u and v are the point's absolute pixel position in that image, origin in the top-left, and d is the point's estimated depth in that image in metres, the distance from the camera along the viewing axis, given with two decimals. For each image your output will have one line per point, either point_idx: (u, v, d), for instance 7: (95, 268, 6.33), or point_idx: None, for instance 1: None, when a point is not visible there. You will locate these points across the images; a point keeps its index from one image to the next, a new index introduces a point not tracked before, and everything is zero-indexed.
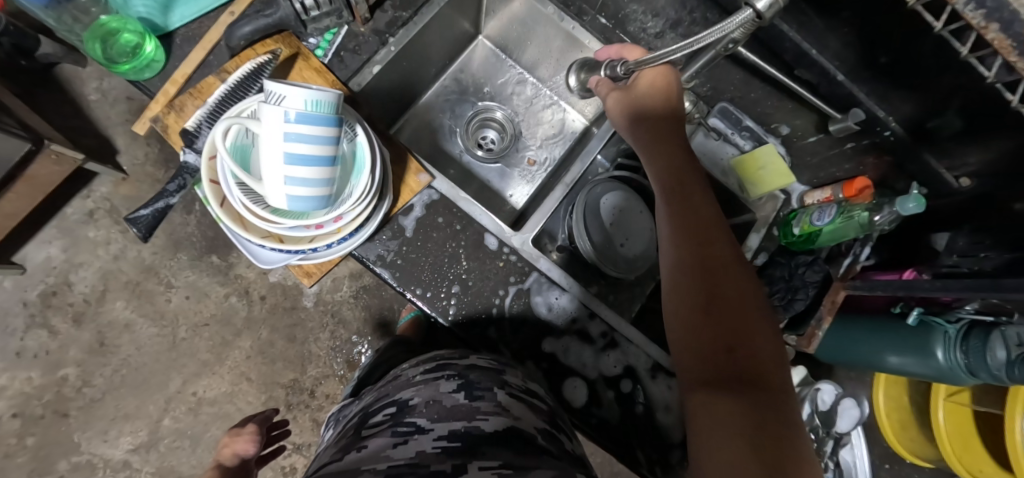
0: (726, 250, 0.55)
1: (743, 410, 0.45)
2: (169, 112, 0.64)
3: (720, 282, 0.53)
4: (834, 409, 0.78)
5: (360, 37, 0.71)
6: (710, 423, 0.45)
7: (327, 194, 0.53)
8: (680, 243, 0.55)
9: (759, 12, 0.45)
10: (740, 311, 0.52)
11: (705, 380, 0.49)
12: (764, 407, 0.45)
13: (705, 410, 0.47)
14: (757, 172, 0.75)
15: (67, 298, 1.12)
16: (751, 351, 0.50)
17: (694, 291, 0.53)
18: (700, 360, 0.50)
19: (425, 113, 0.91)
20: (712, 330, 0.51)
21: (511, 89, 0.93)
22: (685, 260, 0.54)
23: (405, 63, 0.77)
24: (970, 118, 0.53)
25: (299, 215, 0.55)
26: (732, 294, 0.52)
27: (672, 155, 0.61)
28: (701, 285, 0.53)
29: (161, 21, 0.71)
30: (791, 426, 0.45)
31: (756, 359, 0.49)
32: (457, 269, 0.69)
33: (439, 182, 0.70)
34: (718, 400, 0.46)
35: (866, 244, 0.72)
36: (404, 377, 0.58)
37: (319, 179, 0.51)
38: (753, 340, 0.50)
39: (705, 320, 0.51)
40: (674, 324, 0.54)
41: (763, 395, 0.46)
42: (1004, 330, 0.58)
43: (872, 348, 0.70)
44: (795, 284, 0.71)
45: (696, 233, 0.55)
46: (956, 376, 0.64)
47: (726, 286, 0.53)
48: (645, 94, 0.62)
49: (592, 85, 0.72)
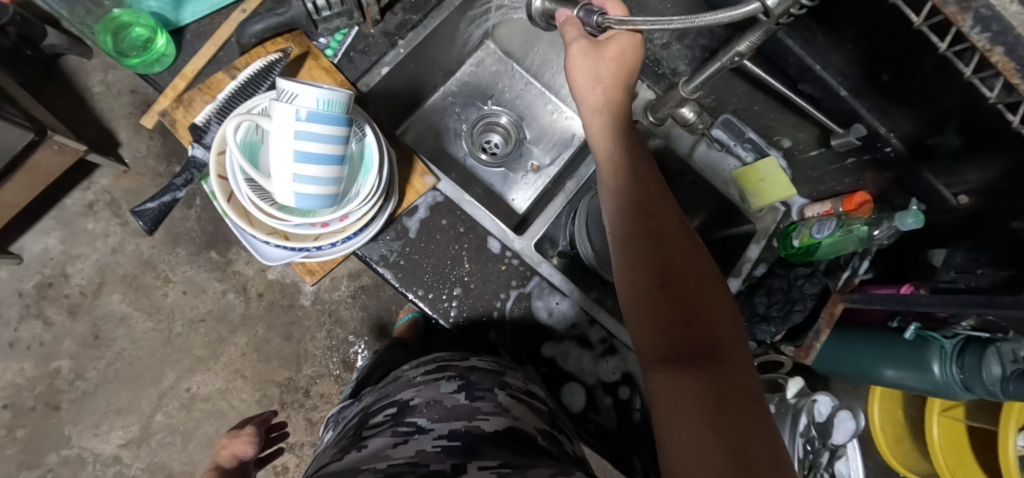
0: (676, 224, 0.52)
1: (704, 386, 0.43)
2: (177, 107, 0.64)
3: (672, 256, 0.50)
4: (830, 421, 0.77)
5: (370, 38, 0.71)
6: (673, 407, 0.43)
7: (336, 192, 0.54)
8: (632, 219, 0.52)
9: (768, 7, 0.44)
10: (696, 287, 0.49)
11: (666, 359, 0.46)
12: (725, 382, 0.43)
13: (666, 389, 0.44)
14: (758, 184, 0.76)
15: (63, 290, 1.11)
16: (711, 326, 0.47)
17: (647, 265, 0.50)
18: (660, 338, 0.48)
19: (430, 115, 0.91)
20: (672, 306, 0.48)
21: (517, 95, 0.94)
22: (634, 236, 0.52)
23: (413, 66, 0.77)
24: (969, 137, 0.54)
25: (306, 213, 0.56)
26: (685, 265, 0.50)
27: (623, 127, 0.56)
28: (652, 259, 0.50)
29: (173, 16, 0.72)
30: (752, 398, 0.43)
31: (715, 333, 0.47)
32: (459, 272, 0.69)
33: (444, 184, 0.70)
34: (677, 377, 0.44)
35: (864, 257, 0.72)
36: (406, 378, 0.58)
37: (327, 178, 0.51)
38: (710, 312, 0.48)
39: (662, 299, 0.49)
40: (629, 301, 0.51)
41: (722, 368, 0.44)
42: (999, 347, 0.59)
43: (867, 360, 0.71)
44: (793, 295, 0.72)
45: (647, 209, 0.52)
46: (951, 391, 0.64)
47: (679, 259, 0.50)
48: (611, 61, 0.56)
49: (558, 16, 0.62)
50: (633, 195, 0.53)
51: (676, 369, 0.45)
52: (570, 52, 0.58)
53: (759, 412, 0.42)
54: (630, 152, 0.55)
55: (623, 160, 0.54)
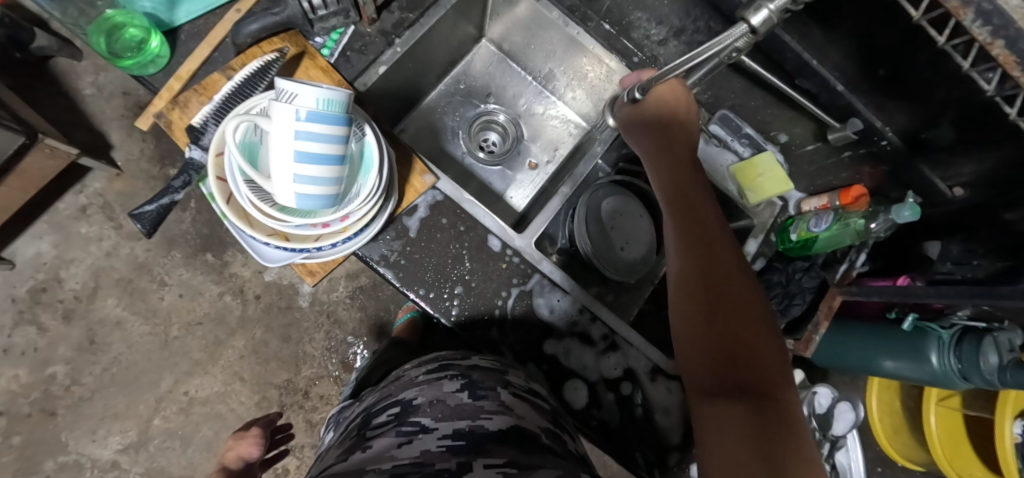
0: (730, 263, 0.54)
1: (748, 419, 0.44)
2: (173, 108, 0.63)
3: (726, 293, 0.52)
4: (831, 412, 0.79)
5: (367, 37, 0.71)
6: (716, 433, 0.45)
7: (336, 193, 0.53)
8: (686, 258, 0.55)
9: (754, 26, 0.46)
10: (747, 323, 0.51)
11: (712, 390, 0.48)
12: (769, 417, 0.44)
13: (712, 419, 0.46)
14: (756, 179, 0.77)
15: (57, 295, 1.10)
16: (758, 364, 0.49)
17: (698, 300, 0.52)
18: (707, 369, 0.49)
19: (428, 115, 0.91)
20: (720, 340, 0.50)
21: (513, 93, 0.94)
22: (690, 274, 0.54)
23: (410, 65, 0.77)
24: (963, 131, 0.55)
25: (309, 213, 0.54)
26: (737, 302, 0.52)
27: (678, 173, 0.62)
28: (706, 291, 0.52)
29: (166, 16, 0.71)
30: (796, 431, 0.44)
31: (762, 368, 0.49)
32: (460, 270, 0.69)
33: (444, 183, 0.70)
34: (723, 409, 0.46)
35: (863, 250, 0.73)
36: (408, 378, 0.58)
37: (326, 178, 0.51)
38: (759, 348, 0.50)
39: (714, 333, 0.50)
40: (679, 327, 0.53)
41: (768, 404, 0.46)
42: (995, 336, 0.58)
43: (868, 352, 0.68)
44: (792, 289, 0.73)
45: (702, 247, 0.55)
46: (949, 381, 0.62)
47: (731, 294, 0.53)
48: (655, 111, 0.63)
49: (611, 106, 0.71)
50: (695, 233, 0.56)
51: (721, 401, 0.46)
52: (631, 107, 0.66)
53: (805, 450, 0.43)
54: (685, 196, 0.59)
55: (680, 200, 0.59)
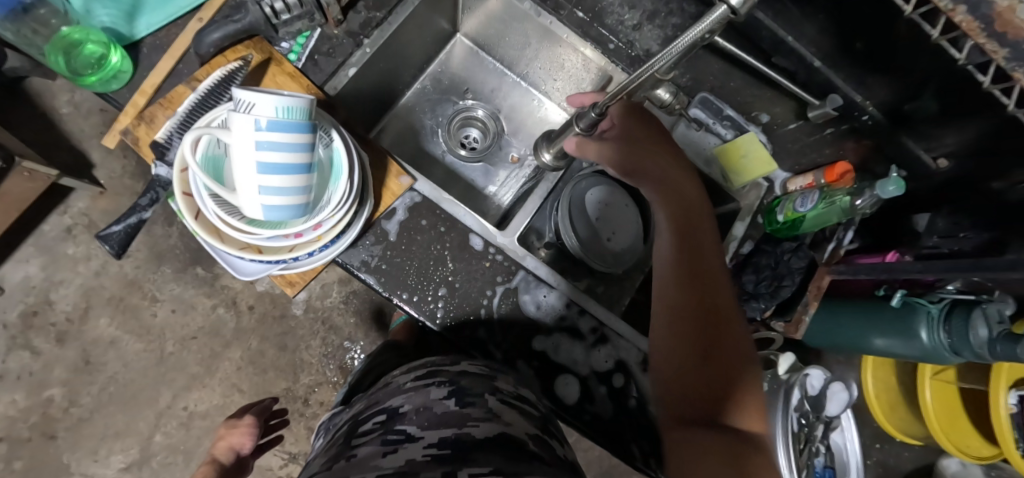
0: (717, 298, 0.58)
1: (729, 449, 0.49)
2: (139, 124, 0.62)
3: (715, 325, 0.57)
4: (823, 393, 0.76)
5: (334, 39, 0.69)
6: (697, 461, 0.49)
7: (305, 203, 0.52)
8: (680, 292, 0.58)
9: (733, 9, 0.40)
10: (731, 356, 0.55)
11: (695, 420, 0.52)
12: (745, 449, 0.49)
13: (692, 449, 0.50)
14: (740, 161, 0.77)
15: (49, 318, 1.10)
16: (740, 395, 0.54)
17: (690, 333, 0.56)
18: (692, 399, 0.54)
19: (406, 115, 0.90)
20: (707, 373, 0.54)
21: (491, 87, 0.93)
22: (681, 307, 0.58)
23: (382, 65, 0.76)
24: (945, 101, 0.54)
25: (275, 224, 0.52)
26: (724, 335, 0.56)
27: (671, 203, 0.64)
28: (693, 324, 0.56)
29: (126, 30, 0.70)
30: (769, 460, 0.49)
31: (742, 399, 0.53)
32: (443, 271, 0.68)
33: (421, 184, 0.69)
34: (705, 438, 0.50)
35: (850, 228, 0.72)
36: (396, 385, 0.58)
37: (291, 188, 0.49)
38: (741, 381, 0.54)
39: (703, 366, 0.55)
40: (666, 360, 0.57)
41: (746, 437, 0.51)
42: (984, 308, 0.56)
43: (858, 331, 0.67)
44: (780, 272, 0.74)
45: (694, 282, 0.59)
46: (940, 356, 0.61)
47: (717, 326, 0.57)
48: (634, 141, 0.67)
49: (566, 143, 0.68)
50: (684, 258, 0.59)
51: (701, 430, 0.51)
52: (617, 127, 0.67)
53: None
54: (681, 227, 0.62)
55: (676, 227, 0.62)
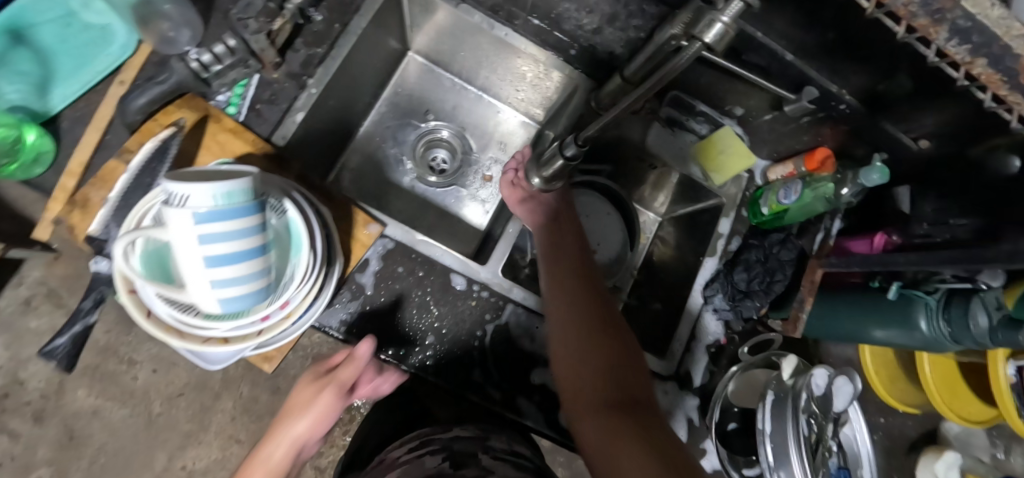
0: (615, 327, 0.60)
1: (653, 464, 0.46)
2: (72, 210, 0.56)
3: (613, 358, 0.57)
4: (830, 391, 0.63)
5: (275, 84, 0.63)
6: None
7: (267, 285, 0.47)
8: (579, 330, 0.59)
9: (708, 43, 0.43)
10: (633, 383, 0.56)
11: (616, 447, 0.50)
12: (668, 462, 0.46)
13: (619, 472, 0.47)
14: (718, 157, 0.76)
15: (20, 398, 1.02)
16: (652, 417, 0.53)
17: (594, 364, 0.57)
18: (611, 427, 0.52)
19: (367, 144, 0.85)
20: (618, 404, 0.54)
21: (452, 104, 0.89)
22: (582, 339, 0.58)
23: (333, 102, 0.71)
24: (922, 83, 0.51)
25: (231, 316, 0.47)
26: (625, 366, 0.57)
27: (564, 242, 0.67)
28: (596, 356, 0.57)
29: (40, 105, 0.65)
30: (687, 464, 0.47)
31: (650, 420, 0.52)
32: (428, 318, 0.65)
33: (392, 229, 0.65)
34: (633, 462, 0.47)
35: (836, 216, 0.70)
36: (390, 460, 0.57)
37: (244, 276, 0.44)
38: (648, 408, 0.54)
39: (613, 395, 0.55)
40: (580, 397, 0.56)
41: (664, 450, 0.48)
42: (982, 295, 0.54)
43: (854, 324, 0.64)
44: (771, 266, 0.71)
45: (590, 317, 0.60)
46: (941, 346, 0.58)
47: (619, 356, 0.58)
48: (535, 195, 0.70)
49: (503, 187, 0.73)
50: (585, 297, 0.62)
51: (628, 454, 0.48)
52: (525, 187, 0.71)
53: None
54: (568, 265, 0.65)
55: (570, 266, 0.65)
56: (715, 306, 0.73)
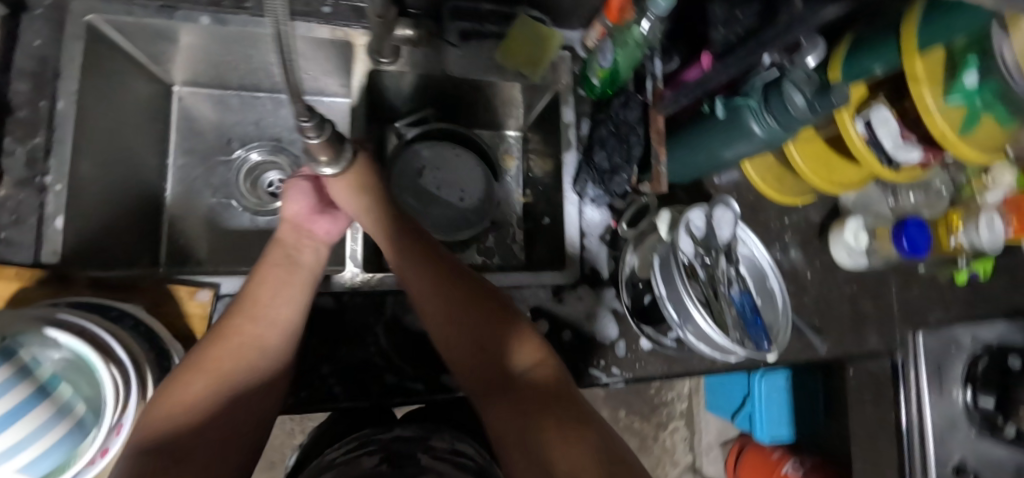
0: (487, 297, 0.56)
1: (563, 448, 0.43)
2: None
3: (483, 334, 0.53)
4: (711, 228, 0.62)
5: (12, 200, 0.56)
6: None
7: (75, 424, 0.44)
8: (443, 318, 0.54)
9: None
10: (509, 352, 0.52)
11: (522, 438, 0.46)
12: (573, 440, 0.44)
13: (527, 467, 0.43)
14: (525, 51, 0.70)
15: None
16: (544, 388, 0.49)
17: (469, 348, 0.53)
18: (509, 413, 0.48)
19: (184, 203, 0.76)
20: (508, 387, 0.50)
21: (255, 120, 0.80)
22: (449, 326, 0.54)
23: (99, 182, 0.62)
24: None
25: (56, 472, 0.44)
26: (495, 336, 0.53)
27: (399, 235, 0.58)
28: (466, 336, 0.53)
29: None
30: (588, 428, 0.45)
31: (544, 390, 0.49)
32: (313, 345, 0.61)
33: (226, 284, 0.60)
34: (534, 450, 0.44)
35: (655, 57, 0.66)
36: (324, 462, 0.53)
37: (27, 435, 0.41)
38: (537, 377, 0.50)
39: (497, 384, 0.51)
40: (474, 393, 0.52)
41: (567, 422, 0.46)
42: (789, 75, 0.51)
43: (709, 153, 0.61)
44: (622, 132, 0.67)
45: (451, 296, 0.55)
46: (781, 140, 0.56)
47: (490, 325, 0.54)
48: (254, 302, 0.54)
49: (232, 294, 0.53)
50: (444, 290, 0.55)
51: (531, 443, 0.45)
52: (285, 221, 0.59)
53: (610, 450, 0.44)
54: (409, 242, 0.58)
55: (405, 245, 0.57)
56: (591, 196, 0.71)
